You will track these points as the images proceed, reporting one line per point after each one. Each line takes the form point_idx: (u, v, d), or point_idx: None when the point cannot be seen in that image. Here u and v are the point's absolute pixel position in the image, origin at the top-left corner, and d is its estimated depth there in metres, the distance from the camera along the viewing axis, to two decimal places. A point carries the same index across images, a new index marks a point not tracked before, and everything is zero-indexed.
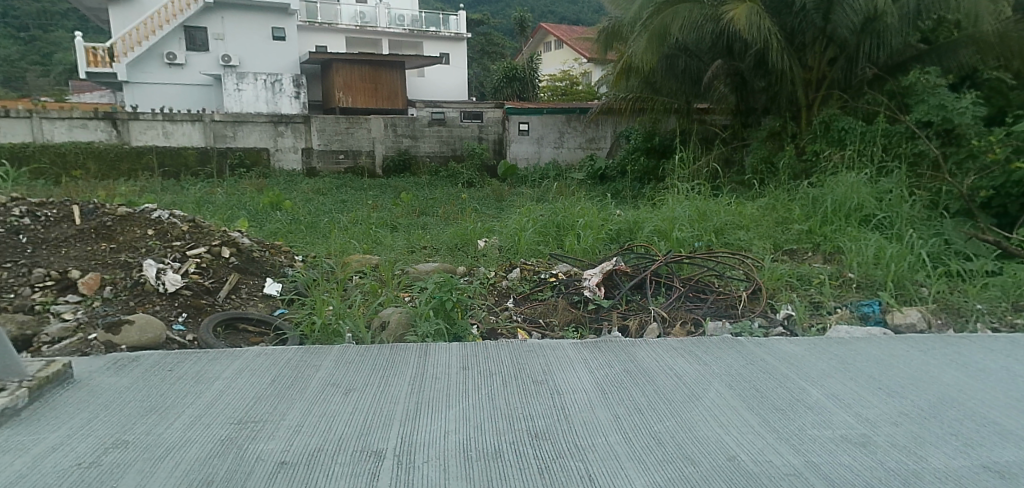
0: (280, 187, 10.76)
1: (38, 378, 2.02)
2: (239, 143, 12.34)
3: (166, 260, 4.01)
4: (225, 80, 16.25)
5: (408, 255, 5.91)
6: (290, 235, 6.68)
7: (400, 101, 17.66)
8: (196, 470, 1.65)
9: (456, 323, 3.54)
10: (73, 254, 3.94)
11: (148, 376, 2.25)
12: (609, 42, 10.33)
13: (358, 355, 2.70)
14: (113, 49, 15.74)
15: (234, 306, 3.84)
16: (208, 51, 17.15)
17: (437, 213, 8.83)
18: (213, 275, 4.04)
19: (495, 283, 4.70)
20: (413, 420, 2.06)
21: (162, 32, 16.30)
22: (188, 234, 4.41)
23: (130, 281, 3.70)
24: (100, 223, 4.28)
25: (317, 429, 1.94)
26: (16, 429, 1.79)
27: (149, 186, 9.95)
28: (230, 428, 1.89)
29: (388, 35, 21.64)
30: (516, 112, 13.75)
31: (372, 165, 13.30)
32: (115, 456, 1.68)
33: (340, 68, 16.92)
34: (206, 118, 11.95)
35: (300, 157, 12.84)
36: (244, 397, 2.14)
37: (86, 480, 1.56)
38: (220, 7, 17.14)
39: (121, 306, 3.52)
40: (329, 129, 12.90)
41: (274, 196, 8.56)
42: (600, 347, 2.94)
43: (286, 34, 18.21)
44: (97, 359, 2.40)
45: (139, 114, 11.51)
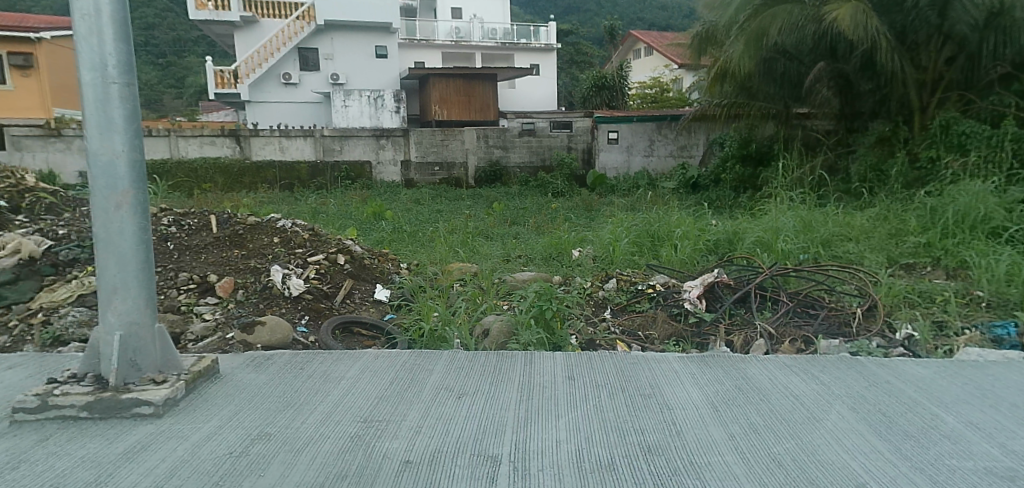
0: (381, 197, 11.29)
1: (193, 371, 2.20)
2: (345, 156, 13.03)
3: (290, 266, 4.34)
4: (333, 98, 17.27)
5: (505, 264, 6.03)
6: (395, 243, 7.02)
7: (492, 112, 17.93)
8: (331, 464, 1.76)
9: (557, 333, 3.57)
10: (211, 260, 4.33)
11: (283, 374, 2.44)
12: (702, 47, 10.11)
13: (467, 361, 2.78)
14: (237, 71, 17.05)
15: (349, 310, 4.08)
16: (319, 70, 18.38)
17: (529, 223, 8.93)
18: (330, 280, 4.33)
19: (592, 293, 4.69)
20: (524, 427, 2.10)
21: (278, 54, 17.58)
22: (308, 241, 4.75)
23: (259, 285, 4.04)
24: (233, 231, 4.70)
25: (435, 432, 2.02)
26: (177, 417, 1.95)
27: (268, 197, 10.72)
28: (358, 425, 2.01)
29: (482, 48, 22.12)
30: (605, 120, 13.67)
31: (465, 176, 13.68)
32: (261, 447, 1.81)
33: (436, 82, 17.53)
34: (316, 133, 12.75)
35: (399, 169, 13.36)
36: (368, 397, 2.26)
37: (238, 466, 1.70)
38: (329, 28, 18.36)
39: (252, 308, 3.83)
40: (425, 141, 13.35)
41: (377, 206, 8.99)
42: (708, 362, 2.88)
43: (388, 52, 19.16)
44: (236, 357, 2.61)
45: (259, 131, 12.45)
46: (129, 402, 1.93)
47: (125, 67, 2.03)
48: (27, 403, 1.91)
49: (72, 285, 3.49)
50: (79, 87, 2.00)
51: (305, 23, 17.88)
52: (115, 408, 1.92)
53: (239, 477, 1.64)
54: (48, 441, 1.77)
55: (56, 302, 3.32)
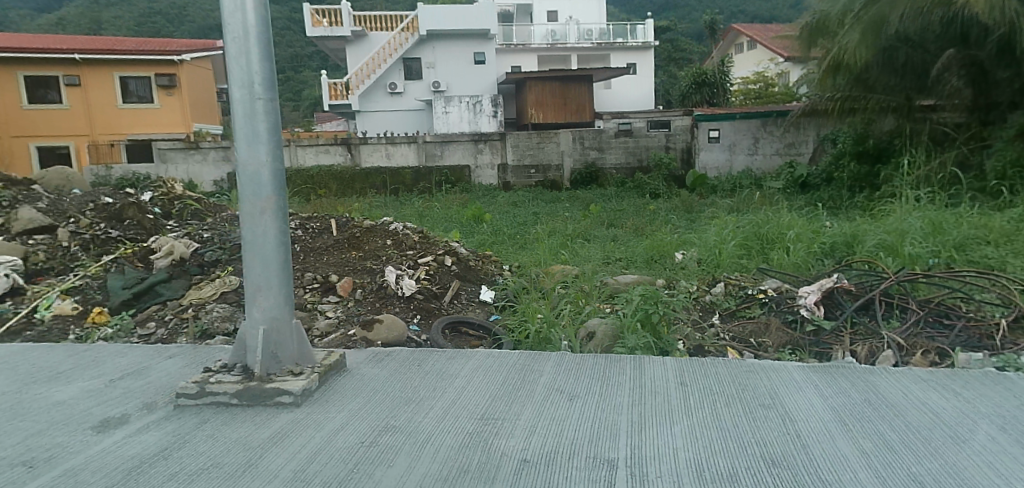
0: (479, 201, 11.55)
1: (324, 365, 2.36)
2: (445, 161, 13.42)
3: (402, 267, 4.58)
4: (435, 105, 17.88)
5: (605, 266, 5.98)
6: (496, 245, 7.17)
7: (588, 113, 17.80)
8: (453, 458, 1.80)
9: (663, 338, 3.50)
10: (331, 261, 4.67)
11: (402, 370, 2.56)
12: (813, 38, 9.57)
13: (575, 362, 2.78)
14: (349, 83, 18.22)
15: (457, 310, 4.23)
16: (421, 79, 19.09)
17: (627, 225, 8.81)
18: (439, 281, 4.52)
19: (698, 297, 4.56)
20: (639, 431, 2.06)
21: (385, 65, 18.53)
22: (418, 244, 5.02)
23: (375, 285, 4.28)
24: (351, 235, 5.07)
25: (550, 432, 2.02)
26: (312, 408, 2.09)
27: (374, 201, 11.25)
28: (475, 423, 2.06)
29: (578, 50, 22.02)
30: (705, 119, 13.22)
31: (560, 179, 13.71)
32: (388, 438, 1.89)
33: (532, 85, 17.70)
34: (419, 140, 13.24)
35: (496, 173, 13.59)
36: (482, 396, 2.31)
37: (369, 455, 1.78)
38: (431, 38, 19.05)
39: (369, 306, 4.05)
40: (522, 144, 13.50)
41: (476, 210, 9.22)
42: (831, 372, 2.72)
43: (486, 58, 19.57)
44: (359, 352, 2.77)
45: (367, 139, 13.09)
46: (272, 391, 2.10)
47: (269, 83, 2.21)
48: (188, 389, 2.12)
49: (216, 283, 3.87)
50: (230, 102, 2.20)
51: (410, 34, 18.67)
52: (260, 396, 2.10)
53: (371, 464, 1.72)
54: (205, 423, 1.96)
55: (202, 300, 3.68)
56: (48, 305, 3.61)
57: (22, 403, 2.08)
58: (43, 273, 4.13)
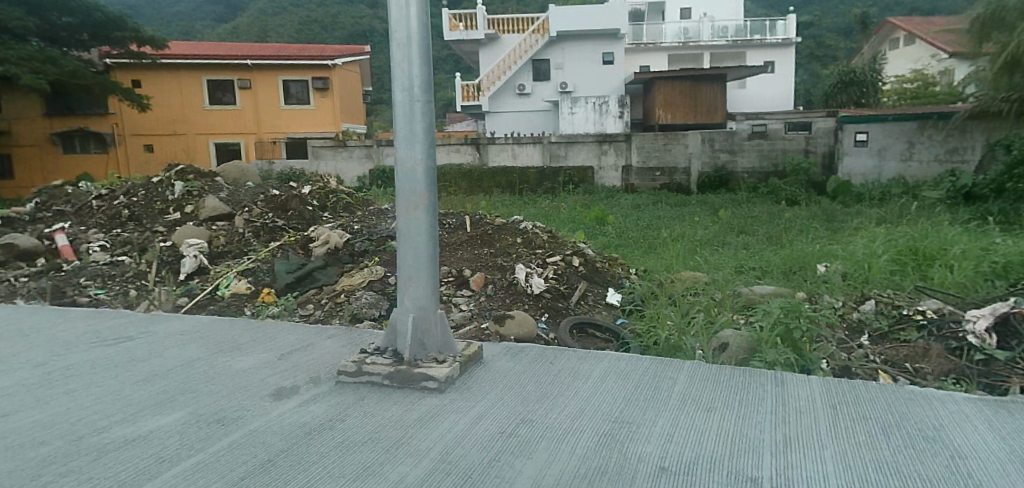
0: (602, 202, 11.47)
1: (464, 356, 2.47)
2: (569, 162, 13.47)
3: (532, 266, 4.68)
4: (561, 105, 18.05)
5: (737, 275, 5.72)
6: (621, 248, 7.10)
7: (719, 114, 17.08)
8: (589, 457, 1.79)
9: (805, 354, 3.27)
10: (465, 257, 4.91)
11: (536, 366, 2.62)
12: (985, 32, 8.53)
13: (711, 372, 2.68)
14: (480, 85, 18.92)
15: (583, 311, 4.25)
16: (549, 79, 19.31)
17: (759, 232, 8.33)
18: (566, 281, 4.57)
19: (844, 314, 4.24)
20: (784, 451, 1.95)
21: (514, 68, 18.99)
22: (547, 243, 5.12)
23: (505, 282, 4.41)
24: (484, 233, 5.31)
25: (688, 441, 1.95)
26: (455, 396, 2.20)
27: (499, 200, 11.54)
28: (611, 424, 2.04)
29: (711, 48, 21.10)
30: (851, 120, 12.24)
31: (687, 182, 13.27)
32: (525, 431, 1.93)
33: (661, 86, 17.28)
34: (544, 140, 13.41)
35: (620, 175, 13.43)
36: (615, 397, 2.29)
37: (507, 447, 1.82)
38: (561, 39, 19.16)
39: (500, 302, 4.18)
40: (647, 145, 13.22)
41: (599, 211, 9.17)
42: (1011, 409, 2.41)
43: (614, 58, 19.39)
44: (494, 345, 2.88)
45: (495, 139, 13.45)
46: (419, 376, 2.25)
47: (427, 86, 2.36)
48: (348, 367, 2.33)
49: (363, 272, 4.18)
50: (392, 104, 2.37)
51: (539, 36, 18.92)
52: (408, 379, 2.25)
53: (511, 455, 1.76)
54: (362, 400, 2.14)
55: (353, 286, 3.99)
56: (228, 283, 4.10)
57: (213, 367, 2.39)
58: (223, 255, 4.68)
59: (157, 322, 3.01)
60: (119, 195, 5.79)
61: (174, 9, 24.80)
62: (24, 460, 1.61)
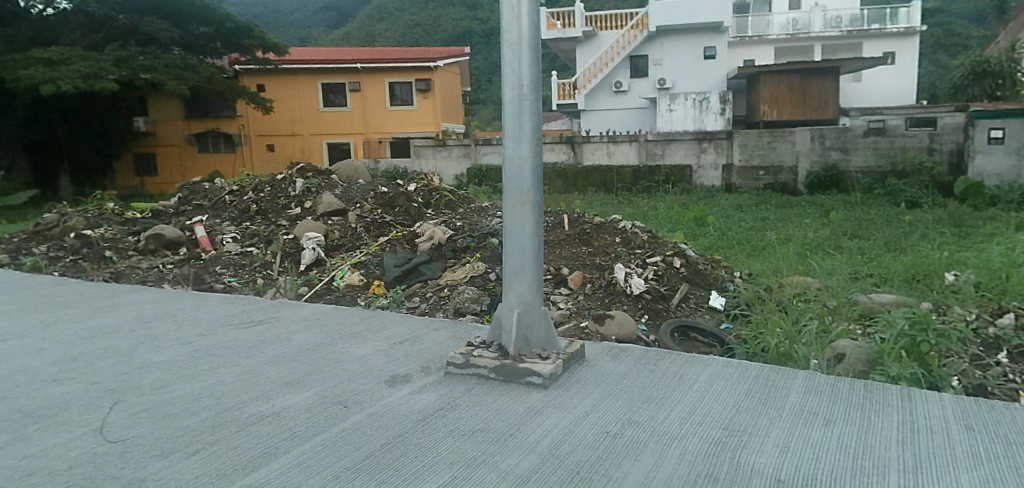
0: (701, 202, 11.15)
1: (566, 354, 2.49)
2: (666, 160, 13.18)
3: (631, 266, 4.63)
4: (659, 102, 17.73)
5: (852, 282, 5.36)
6: (723, 250, 6.87)
7: (832, 110, 16.05)
8: (699, 464, 1.75)
9: (934, 370, 3.00)
10: (563, 255, 4.93)
11: (640, 367, 2.59)
12: None
13: (828, 384, 2.54)
14: (576, 83, 18.93)
15: (685, 314, 4.16)
16: (648, 76, 18.95)
17: (875, 237, 7.74)
18: (667, 282, 4.48)
19: (977, 328, 3.86)
20: (914, 471, 1.81)
21: (612, 64, 18.84)
22: (647, 243, 5.05)
23: (604, 282, 4.39)
24: (581, 231, 5.32)
25: (805, 454, 1.86)
26: (559, 393, 2.22)
27: (593, 199, 11.48)
28: (721, 431, 1.98)
29: (823, 39, 19.77)
30: (984, 116, 11.09)
31: (794, 182, 12.60)
32: (632, 433, 1.92)
33: (767, 79, 16.37)
34: (641, 138, 13.22)
35: (720, 174, 12.97)
36: (725, 404, 2.22)
37: (615, 447, 1.81)
38: (661, 35, 18.77)
39: (598, 301, 4.16)
40: (751, 143, 12.68)
41: (699, 212, 8.89)
42: None
43: (716, 52, 18.75)
44: (596, 344, 2.87)
45: (591, 137, 13.43)
46: (524, 371, 2.30)
47: (536, 84, 2.38)
48: (456, 359, 2.43)
49: (465, 268, 4.30)
50: (502, 103, 2.42)
51: (638, 31, 18.57)
52: (514, 373, 2.31)
53: (618, 456, 1.76)
54: (469, 391, 2.22)
55: (456, 281, 4.12)
56: (342, 275, 4.35)
57: (333, 353, 2.56)
58: (337, 248, 4.97)
59: (282, 308, 3.26)
60: (248, 191, 6.28)
61: (292, 18, 26.54)
62: (179, 427, 1.80)
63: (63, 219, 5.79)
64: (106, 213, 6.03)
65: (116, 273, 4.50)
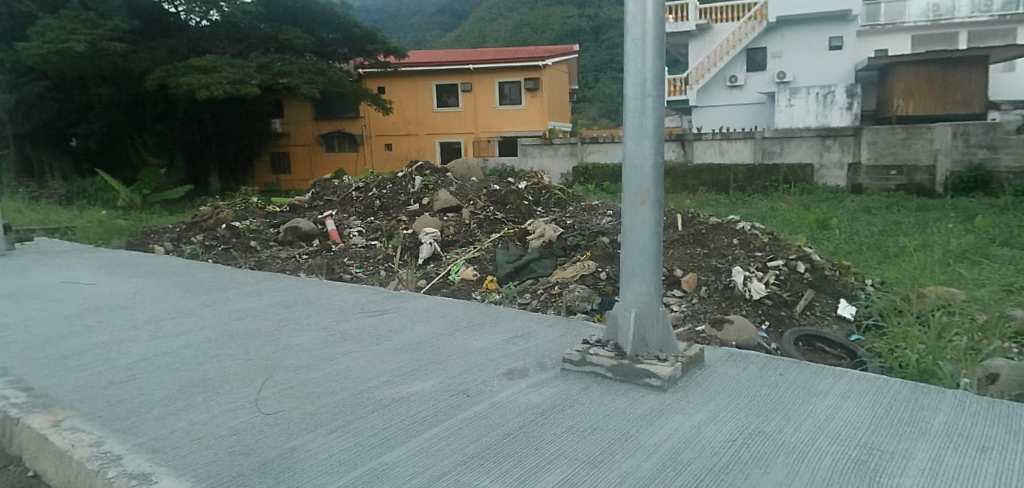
0: (823, 203, 10.44)
1: (685, 357, 2.43)
2: (785, 158, 12.48)
3: (750, 269, 4.44)
4: (778, 97, 16.91)
5: (1006, 294, 4.81)
6: (850, 255, 6.39)
7: (978, 104, 14.44)
8: (833, 481, 1.64)
9: None
10: (677, 255, 4.82)
11: (764, 375, 2.48)
12: None
13: (981, 406, 2.29)
14: (688, 78, 18.32)
15: (810, 322, 3.92)
16: (765, 70, 17.99)
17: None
18: (789, 288, 4.25)
19: None
20: None
21: (726, 58, 18.07)
22: (767, 246, 4.81)
23: (720, 285, 4.24)
24: (696, 231, 5.16)
25: (958, 478, 1.70)
26: (678, 397, 2.18)
27: (703, 199, 11.08)
28: (858, 449, 1.85)
29: (969, 26, 17.89)
30: None
31: (931, 182, 11.38)
32: (758, 444, 1.84)
33: (902, 71, 15.09)
34: (757, 135, 12.60)
35: (845, 173, 12.07)
36: (860, 420, 2.08)
37: (741, 457, 1.75)
38: (781, 25, 17.75)
39: (715, 305, 4.02)
40: (882, 140, 11.74)
41: (820, 215, 8.36)
42: None
43: (843, 43, 17.49)
44: (715, 349, 2.78)
45: (702, 134, 12.98)
46: (642, 372, 2.27)
47: (659, 82, 2.33)
48: (572, 356, 2.45)
49: (576, 266, 4.31)
50: (623, 101, 2.40)
51: (757, 23, 17.68)
52: (631, 374, 2.29)
53: (746, 466, 1.69)
54: (587, 389, 2.23)
55: (566, 279, 4.13)
56: (458, 270, 4.50)
57: (452, 344, 2.66)
58: (452, 244, 5.14)
59: (405, 299, 3.42)
60: (372, 187, 6.65)
61: (409, 22, 27.70)
62: (322, 405, 1.95)
63: (215, 212, 6.41)
64: (249, 206, 6.61)
65: (259, 262, 4.92)
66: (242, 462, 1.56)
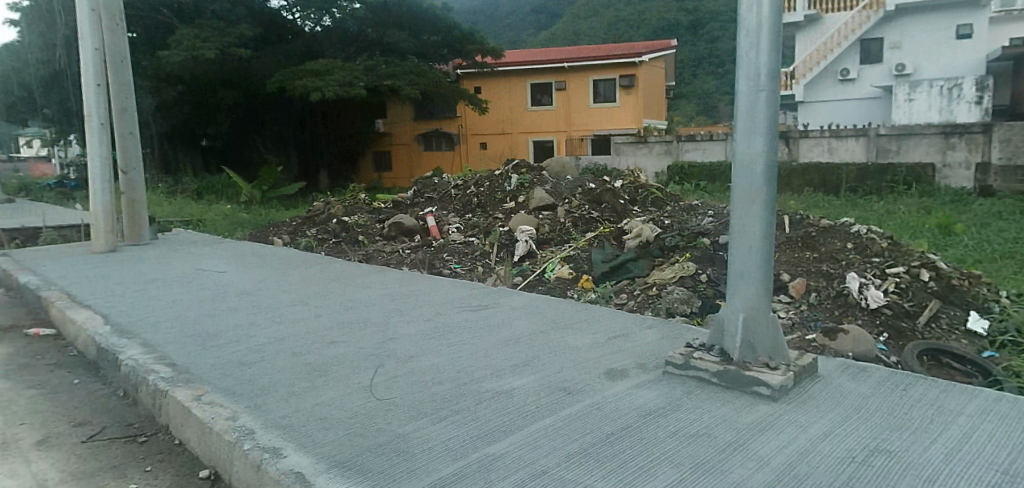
0: (947, 206, 9.58)
1: (798, 367, 2.31)
2: (903, 157, 11.67)
3: (867, 276, 4.15)
4: (897, 91, 16.02)
5: None
6: (981, 264, 5.81)
7: None
8: None
9: None
10: (784, 259, 4.60)
11: (885, 390, 2.32)
12: None
13: None
14: (794, 72, 17.41)
15: (935, 336, 3.60)
16: (882, 62, 16.72)
17: None
18: (911, 297, 3.93)
19: None
20: None
21: (838, 50, 17.00)
22: (886, 251, 4.48)
23: (833, 292, 4.01)
24: (806, 234, 4.90)
25: None
26: (790, 408, 2.08)
27: (810, 199, 10.51)
28: (998, 475, 1.68)
29: None
30: None
31: None
32: (882, 462, 1.72)
33: None
34: (871, 132, 11.90)
35: (973, 174, 11.02)
36: (1000, 443, 1.88)
37: (861, 476, 1.64)
38: (901, 13, 16.52)
39: (827, 314, 3.80)
40: (1017, 138, 10.66)
41: (945, 220, 7.67)
42: None
43: (973, 30, 16.13)
44: (828, 360, 2.63)
45: (809, 132, 12.41)
46: (750, 380, 2.20)
47: (774, 76, 2.22)
48: (675, 359, 2.40)
49: (675, 268, 4.20)
50: (735, 96, 2.31)
51: (872, 12, 16.52)
52: (739, 381, 2.22)
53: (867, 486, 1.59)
54: (692, 393, 2.19)
55: (665, 281, 4.04)
56: (553, 268, 4.51)
57: (552, 341, 2.68)
58: (547, 242, 5.16)
59: (505, 295, 3.48)
60: (470, 185, 6.80)
61: (505, 22, 28.01)
62: (429, 394, 2.03)
63: (326, 207, 6.79)
64: (357, 202, 6.94)
65: (366, 256, 5.17)
66: (359, 443, 1.65)
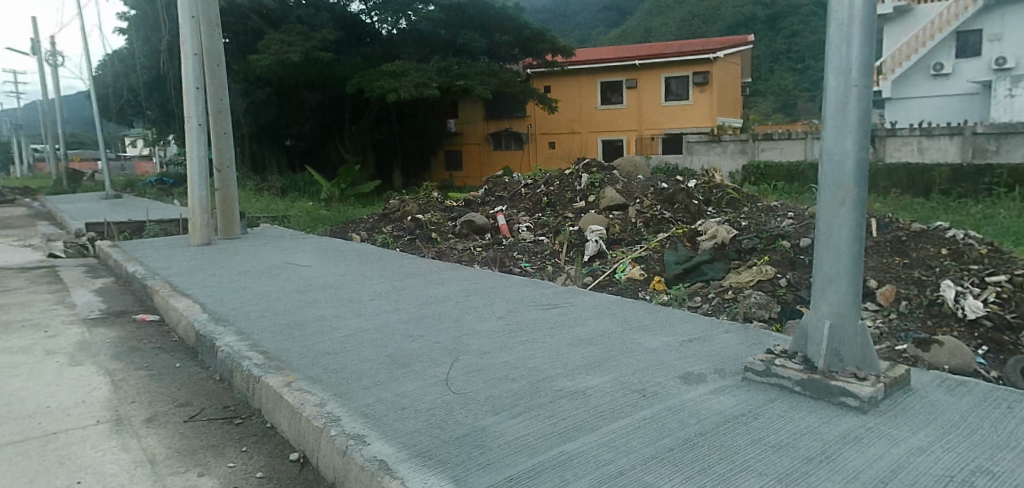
0: None
1: (889, 378, 2.20)
2: (1002, 157, 11.02)
3: (964, 284, 3.87)
4: (997, 87, 16.05)
5: None
6: None
7: None
8: None
9: None
10: (871, 264, 4.39)
11: (987, 406, 2.17)
12: None
13: None
14: (882, 68, 17.20)
15: None
16: (980, 56, 16.22)
17: None
18: (1016, 308, 3.61)
19: None
20: None
21: (932, 43, 16.57)
22: (986, 258, 4.18)
23: (925, 300, 3.79)
24: (895, 238, 4.66)
25: None
26: (880, 420, 1.99)
27: (898, 201, 9.97)
28: None
29: None
30: None
31: None
32: (985, 482, 1.61)
33: None
34: (966, 131, 11.32)
35: None
36: None
37: None
38: (1001, 4, 15.95)
39: (919, 324, 3.59)
40: None
41: None
42: None
43: None
44: (922, 373, 2.49)
45: (897, 131, 11.94)
46: (837, 389, 2.11)
47: (866, 70, 2.12)
48: (756, 365, 2.34)
49: (752, 271, 4.08)
50: (824, 91, 2.22)
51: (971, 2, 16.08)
52: (825, 391, 2.14)
53: None
54: (774, 401, 2.12)
55: (742, 284, 3.92)
56: (624, 269, 4.47)
57: (627, 342, 2.66)
58: (619, 242, 5.13)
59: (577, 295, 3.47)
60: (541, 184, 6.82)
61: (575, 20, 27.89)
62: (505, 389, 2.06)
63: (402, 205, 6.96)
64: (430, 200, 7.09)
65: (439, 252, 5.29)
66: (438, 435, 1.70)
